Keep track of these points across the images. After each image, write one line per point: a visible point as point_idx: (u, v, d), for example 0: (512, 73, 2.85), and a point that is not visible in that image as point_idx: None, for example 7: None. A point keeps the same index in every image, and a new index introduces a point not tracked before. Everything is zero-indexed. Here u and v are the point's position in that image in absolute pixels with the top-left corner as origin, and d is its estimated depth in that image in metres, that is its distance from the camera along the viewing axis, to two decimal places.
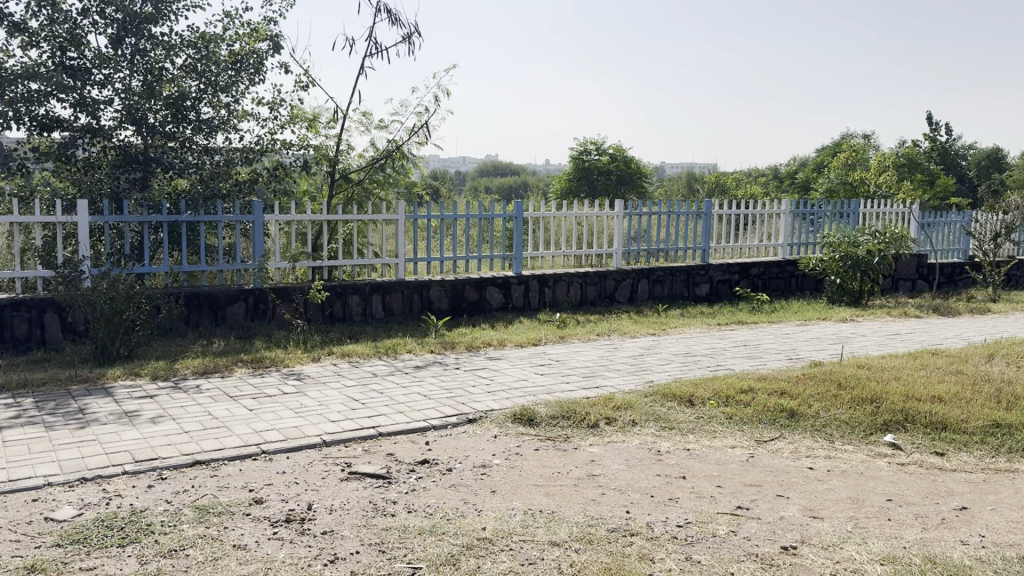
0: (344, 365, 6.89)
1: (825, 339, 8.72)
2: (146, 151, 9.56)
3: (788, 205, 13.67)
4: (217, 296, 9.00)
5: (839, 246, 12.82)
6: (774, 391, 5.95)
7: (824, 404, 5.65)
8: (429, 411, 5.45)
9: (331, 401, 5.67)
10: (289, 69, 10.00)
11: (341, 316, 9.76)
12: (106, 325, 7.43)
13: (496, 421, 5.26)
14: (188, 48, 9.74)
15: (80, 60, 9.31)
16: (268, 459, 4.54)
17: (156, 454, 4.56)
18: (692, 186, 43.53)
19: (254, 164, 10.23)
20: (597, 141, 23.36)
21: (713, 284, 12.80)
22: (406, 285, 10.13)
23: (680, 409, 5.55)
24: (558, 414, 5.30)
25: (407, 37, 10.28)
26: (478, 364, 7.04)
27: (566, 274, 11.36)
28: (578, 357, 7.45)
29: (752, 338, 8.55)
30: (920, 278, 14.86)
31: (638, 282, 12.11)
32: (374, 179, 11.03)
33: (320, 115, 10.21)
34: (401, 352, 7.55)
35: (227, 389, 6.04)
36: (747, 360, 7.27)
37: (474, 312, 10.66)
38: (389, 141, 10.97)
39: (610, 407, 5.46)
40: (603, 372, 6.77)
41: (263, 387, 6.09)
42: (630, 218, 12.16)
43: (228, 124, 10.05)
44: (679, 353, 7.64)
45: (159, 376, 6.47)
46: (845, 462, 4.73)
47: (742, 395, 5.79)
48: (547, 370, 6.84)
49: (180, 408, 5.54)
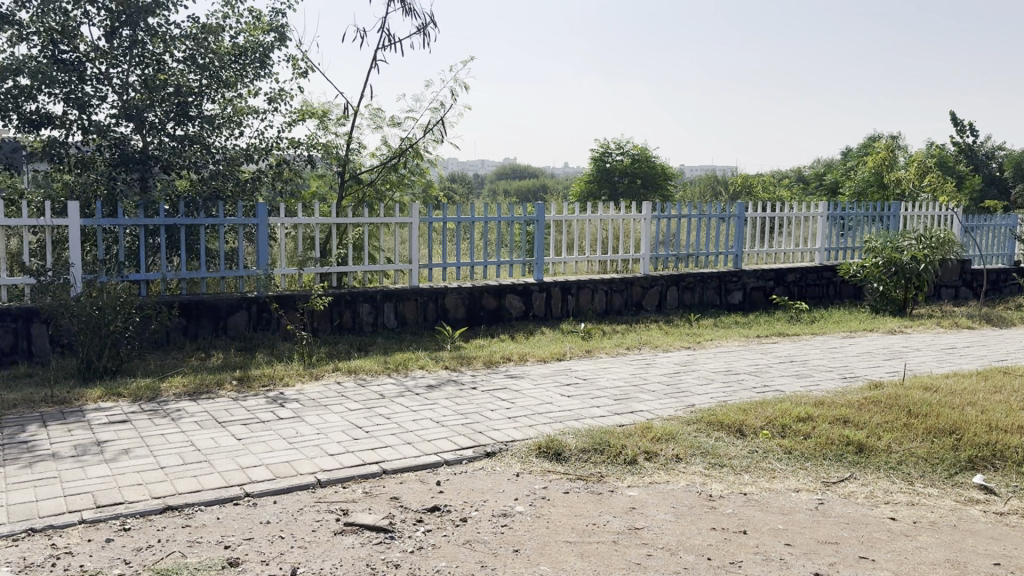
0: (349, 384, 6.22)
1: (876, 354, 7.97)
2: (146, 150, 8.96)
3: (825, 207, 12.88)
4: (217, 305, 8.38)
5: (882, 251, 12.00)
6: (835, 420, 5.24)
7: (896, 436, 4.93)
8: (441, 442, 4.76)
9: (331, 429, 4.98)
10: (296, 62, 9.40)
11: (350, 326, 9.12)
12: (91, 339, 6.81)
13: (518, 455, 4.56)
14: (188, 40, 9.14)
15: (73, 54, 8.74)
16: (251, 505, 3.87)
17: (123, 497, 3.91)
18: (714, 187, 42.55)
19: (259, 162, 9.60)
20: (619, 141, 22.60)
21: (747, 291, 12.04)
22: (420, 293, 9.47)
23: (730, 441, 4.83)
24: (590, 447, 4.60)
25: (423, 28, 9.60)
26: (497, 383, 6.34)
27: (590, 280, 10.66)
28: (608, 375, 6.74)
29: (797, 353, 7.81)
30: (963, 285, 14.01)
31: (667, 289, 11.39)
32: (387, 180, 10.30)
33: (330, 111, 9.56)
34: (412, 369, 6.87)
35: (215, 413, 5.38)
36: (798, 380, 6.53)
37: (493, 321, 9.98)
38: (403, 138, 10.25)
39: (650, 439, 4.74)
40: (637, 393, 6.06)
41: (256, 411, 5.43)
42: (658, 222, 11.44)
43: (231, 121, 9.44)
44: (720, 370, 6.91)
45: (144, 397, 5.83)
46: (932, 512, 3.99)
47: (800, 425, 5.07)
48: (574, 390, 6.13)
49: (160, 437, 4.88)
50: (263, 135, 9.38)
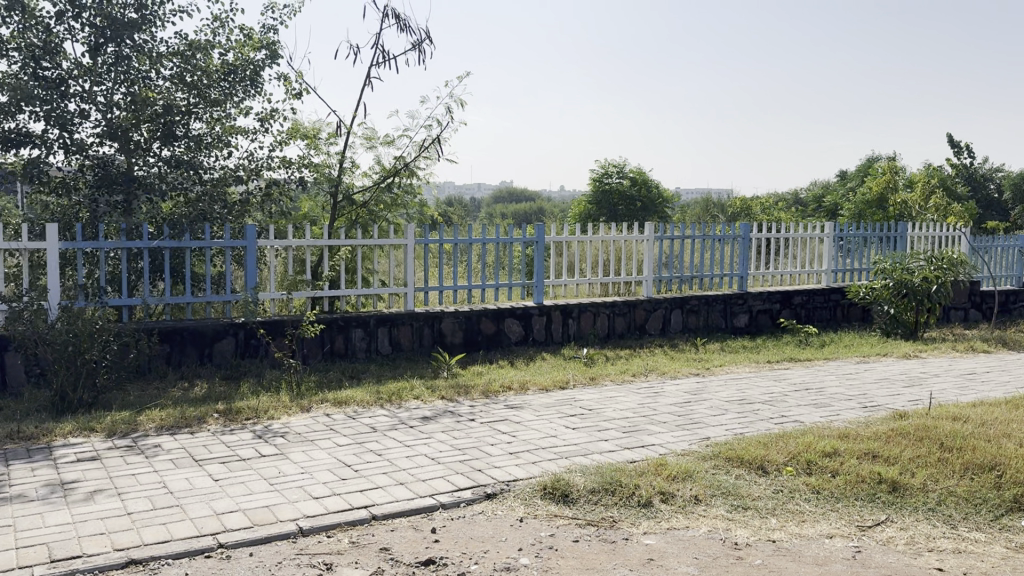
0: (338, 416, 5.82)
1: (894, 381, 7.58)
2: (130, 170, 8.60)
3: (831, 228, 12.56)
4: (203, 332, 7.99)
5: (892, 272, 11.64)
6: (863, 455, 4.86)
7: (932, 473, 4.55)
8: (436, 481, 4.35)
9: (317, 468, 4.58)
10: (286, 79, 9.06)
11: (343, 352, 8.73)
12: (66, 369, 6.42)
13: (521, 497, 4.16)
14: (175, 57, 8.81)
15: (56, 70, 8.41)
16: (225, 558, 3.47)
17: (81, 549, 3.50)
18: (711, 208, 42.33)
19: (249, 183, 9.25)
20: (618, 162, 22.31)
21: (753, 314, 11.67)
22: (415, 318, 9.09)
23: (753, 481, 4.46)
24: (601, 487, 4.20)
25: (417, 45, 9.28)
26: (496, 415, 5.94)
27: (592, 304, 10.29)
28: (615, 405, 6.34)
29: (812, 380, 7.42)
30: (973, 307, 13.66)
31: (671, 312, 11.02)
32: (380, 201, 9.94)
33: (321, 130, 9.22)
34: (406, 399, 6.46)
35: (193, 450, 4.97)
36: (817, 410, 6.14)
37: (491, 346, 9.59)
38: (396, 157, 9.91)
39: (665, 478, 4.35)
40: (647, 425, 5.66)
41: (237, 447, 5.02)
42: (661, 243, 11.10)
43: (220, 141, 9.09)
44: (733, 399, 6.52)
45: (119, 431, 5.43)
46: (983, 561, 3.60)
47: (826, 461, 4.69)
48: (579, 422, 5.74)
49: (130, 478, 4.47)
50: (252, 155, 9.03)
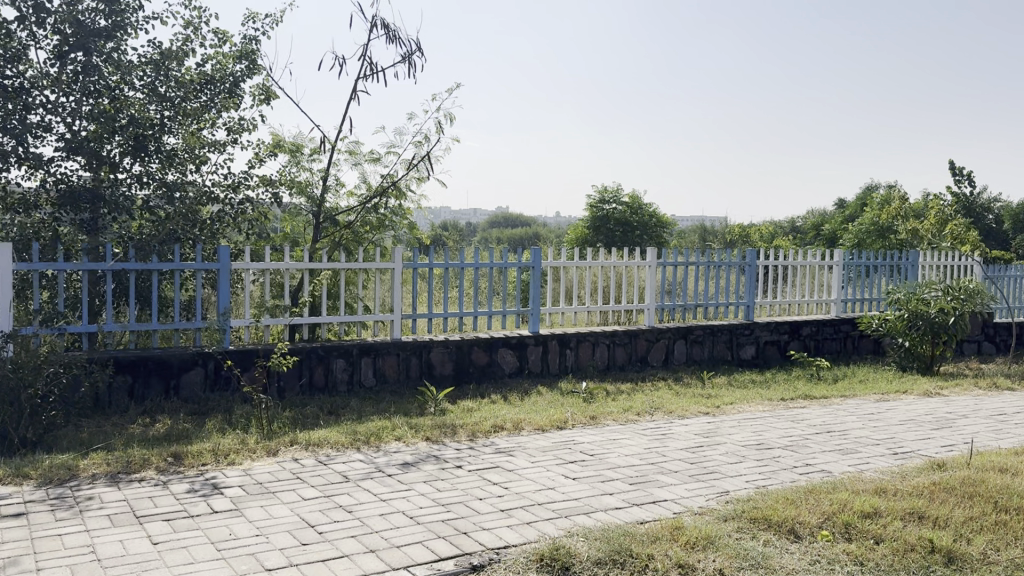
0: (307, 461, 5.17)
1: (921, 423, 6.93)
2: (97, 187, 7.98)
3: (840, 256, 11.98)
4: (168, 361, 7.34)
5: (906, 302, 11.04)
6: (908, 515, 4.23)
7: (990, 540, 3.93)
8: (413, 548, 3.68)
9: (275, 529, 3.92)
10: (267, 91, 8.51)
11: (322, 385, 8.07)
12: (7, 403, 5.77)
13: (514, 569, 3.51)
14: (149, 68, 8.27)
15: (18, 79, 7.80)
16: None
17: None
18: (707, 236, 41.88)
19: (225, 202, 8.65)
20: (615, 187, 21.80)
21: (760, 345, 11.05)
22: (402, 347, 8.46)
23: (784, 548, 3.82)
24: (608, 557, 3.56)
25: (407, 57, 8.72)
26: (486, 461, 5.28)
27: (591, 333, 9.67)
28: (619, 449, 5.70)
29: (833, 422, 6.79)
30: (986, 339, 13.07)
31: (674, 342, 10.40)
32: (366, 222, 9.32)
33: (304, 146, 8.64)
34: (386, 441, 5.81)
35: (136, 505, 4.32)
36: (846, 460, 5.51)
37: (483, 378, 8.95)
38: (383, 175, 9.32)
39: (684, 546, 3.71)
40: (657, 475, 5.02)
41: (187, 502, 4.36)
42: (664, 269, 10.51)
43: (196, 156, 8.51)
44: (749, 444, 5.89)
45: (56, 479, 4.76)
46: None
47: (868, 524, 4.06)
48: (580, 470, 5.09)
49: (55, 540, 3.81)
50: (229, 173, 8.44)
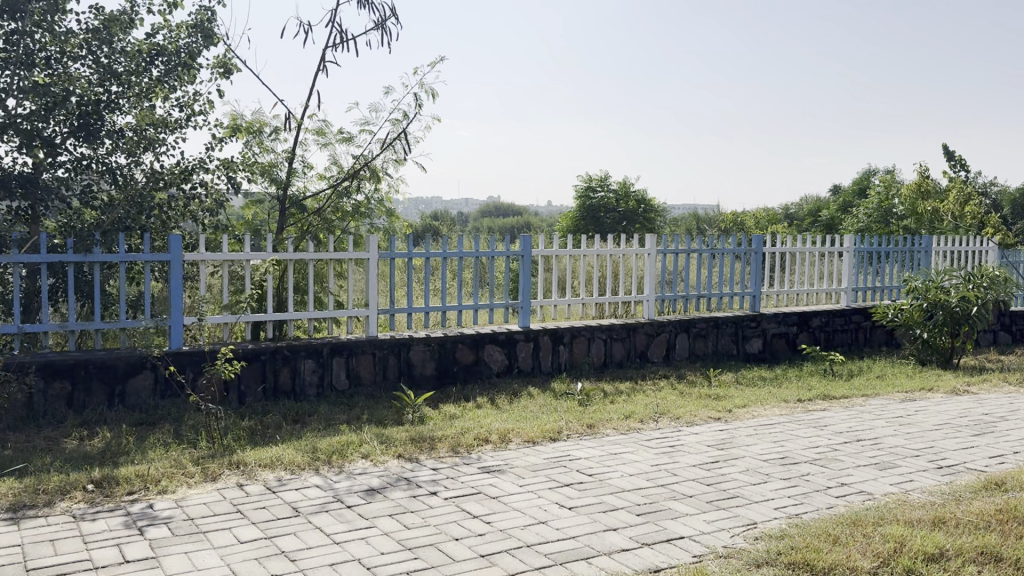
0: (254, 489, 4.35)
1: (960, 428, 6.15)
2: (34, 172, 7.11)
3: (851, 242, 11.18)
4: (110, 365, 6.49)
5: (924, 290, 10.27)
6: (980, 556, 3.45)
7: None
8: None
9: None
10: (224, 62, 7.64)
11: (288, 389, 7.25)
12: None
13: None
14: (90, 37, 7.38)
15: None
16: None
17: None
18: (700, 224, 41.10)
19: (180, 188, 7.79)
20: (605, 174, 21.01)
21: (767, 338, 10.27)
22: (378, 346, 7.63)
23: None
24: None
25: (381, 25, 7.84)
26: (467, 485, 4.47)
27: (586, 327, 8.86)
28: (622, 467, 4.89)
29: (862, 429, 6.00)
30: (1003, 329, 12.34)
31: (675, 337, 9.60)
32: (338, 208, 8.46)
33: (266, 124, 7.78)
34: (351, 460, 4.98)
35: (30, 553, 3.49)
36: (887, 478, 4.72)
37: (469, 379, 8.14)
38: (356, 156, 8.45)
39: None
40: (669, 501, 4.22)
41: (96, 547, 3.55)
42: (664, 257, 9.70)
43: (147, 137, 7.65)
44: (773, 458, 5.09)
45: None
46: None
47: (934, 571, 3.28)
48: (576, 497, 4.27)
49: None
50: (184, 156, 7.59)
